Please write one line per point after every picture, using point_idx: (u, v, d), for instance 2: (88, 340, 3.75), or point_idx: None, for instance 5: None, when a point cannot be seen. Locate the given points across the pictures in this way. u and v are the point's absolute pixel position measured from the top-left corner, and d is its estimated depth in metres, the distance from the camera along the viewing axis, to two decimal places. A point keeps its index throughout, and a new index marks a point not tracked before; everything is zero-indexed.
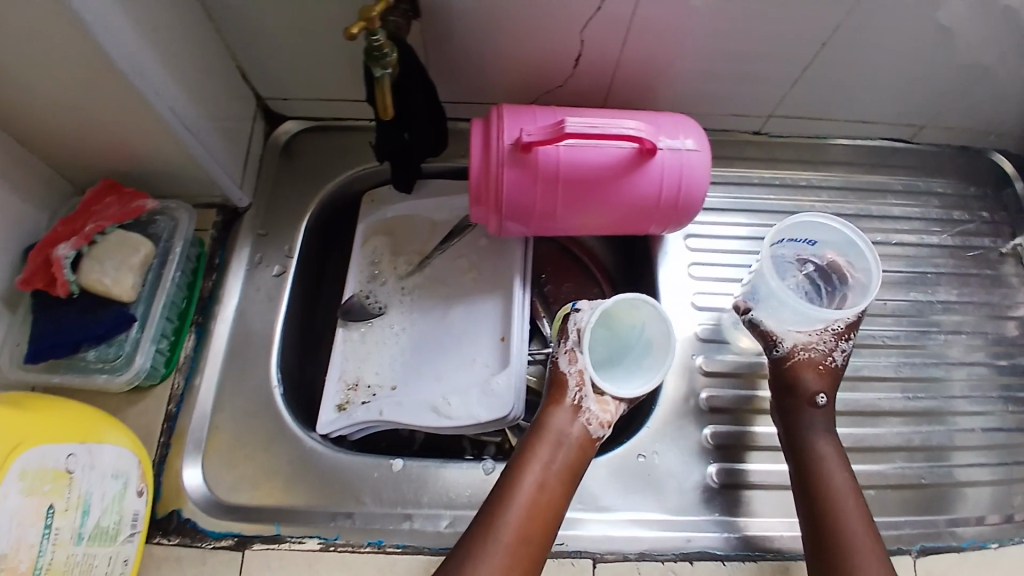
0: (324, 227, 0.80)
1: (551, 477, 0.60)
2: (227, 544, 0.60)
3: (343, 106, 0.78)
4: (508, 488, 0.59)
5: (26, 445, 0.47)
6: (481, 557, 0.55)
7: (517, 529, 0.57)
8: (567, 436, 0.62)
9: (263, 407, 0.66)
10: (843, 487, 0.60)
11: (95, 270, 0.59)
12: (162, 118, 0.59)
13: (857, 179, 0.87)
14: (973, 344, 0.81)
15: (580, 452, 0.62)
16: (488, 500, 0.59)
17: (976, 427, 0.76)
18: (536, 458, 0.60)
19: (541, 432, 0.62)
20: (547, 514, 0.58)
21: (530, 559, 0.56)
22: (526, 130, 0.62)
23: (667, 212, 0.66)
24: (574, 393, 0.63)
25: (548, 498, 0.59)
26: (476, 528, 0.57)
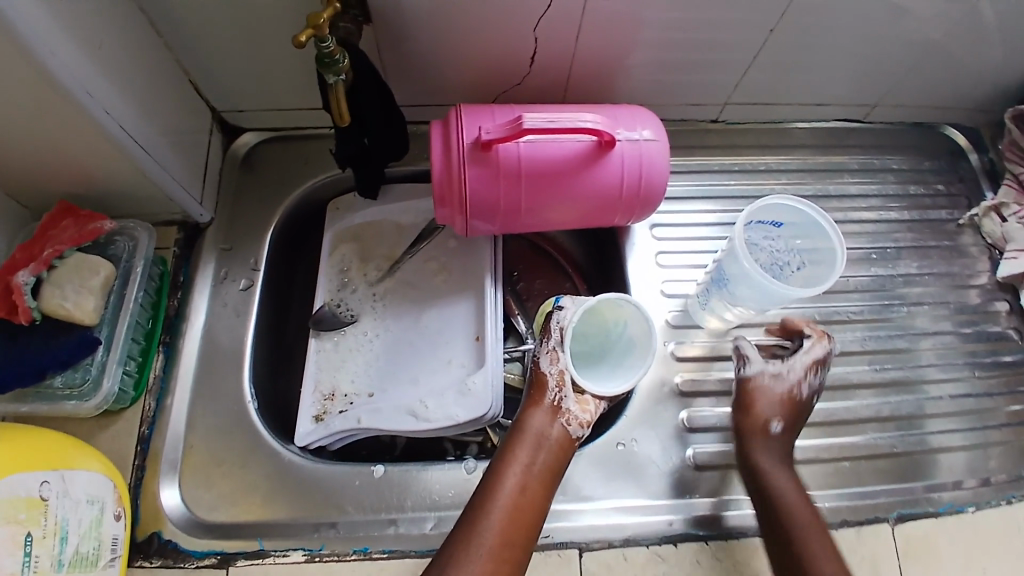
0: (290, 237, 0.80)
1: (532, 477, 0.60)
2: (211, 562, 0.59)
3: (301, 115, 0.78)
4: (489, 491, 0.59)
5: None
6: (464, 561, 0.54)
7: (500, 532, 0.56)
8: (547, 436, 0.62)
9: (239, 423, 0.66)
10: (808, 520, 0.59)
11: (55, 295, 0.58)
12: (116, 139, 0.58)
13: (814, 161, 0.90)
14: (937, 314, 0.84)
15: (560, 453, 0.62)
16: (469, 505, 0.59)
17: (945, 393, 0.79)
18: (517, 459, 0.60)
19: (521, 433, 0.62)
20: (529, 516, 0.58)
21: (512, 562, 0.56)
22: (485, 129, 0.62)
23: (630, 203, 0.67)
24: (554, 393, 0.64)
25: (530, 499, 0.59)
26: (458, 536, 0.56)
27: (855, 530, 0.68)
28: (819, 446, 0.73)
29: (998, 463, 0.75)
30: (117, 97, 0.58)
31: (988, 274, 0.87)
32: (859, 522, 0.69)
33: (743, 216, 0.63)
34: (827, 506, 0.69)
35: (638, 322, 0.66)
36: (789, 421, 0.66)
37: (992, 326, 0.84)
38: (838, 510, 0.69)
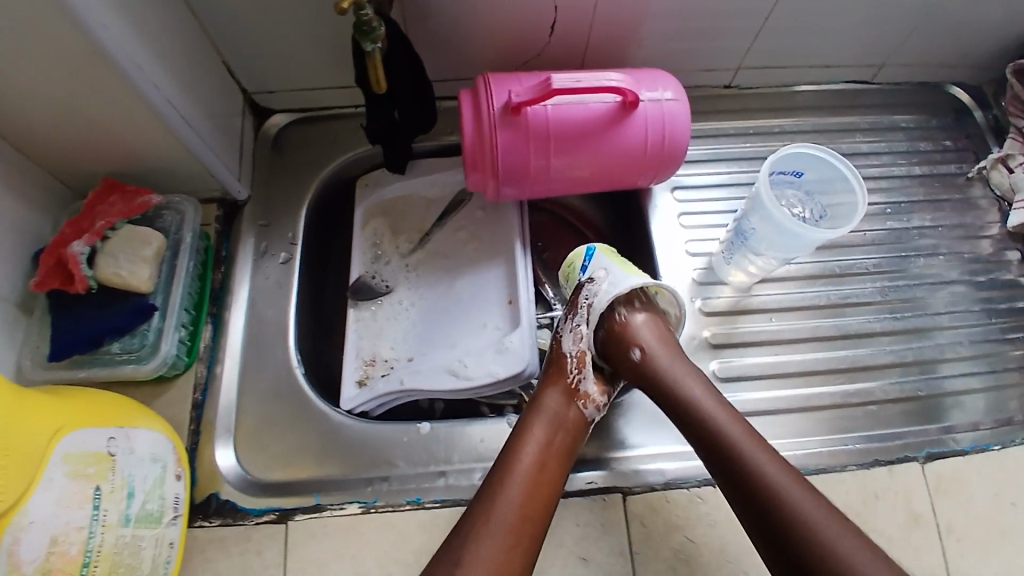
0: (323, 214, 0.82)
1: (550, 452, 0.61)
2: (270, 518, 0.61)
3: (328, 93, 0.80)
4: (507, 465, 0.59)
5: (64, 431, 0.49)
6: (483, 534, 0.55)
7: (517, 505, 0.57)
8: (563, 413, 0.64)
9: (287, 388, 0.68)
10: (763, 458, 0.57)
11: (110, 264, 0.61)
12: (163, 116, 0.60)
13: (826, 121, 0.92)
14: (951, 264, 0.85)
15: (576, 429, 0.63)
16: (486, 481, 0.59)
17: (962, 338, 0.80)
18: (534, 435, 0.61)
19: (538, 410, 0.64)
20: (547, 492, 0.59)
21: (530, 535, 0.56)
22: (515, 92, 0.65)
23: (654, 162, 0.70)
24: (573, 373, 0.66)
25: (548, 476, 0.60)
26: (478, 510, 0.57)
27: (886, 468, 0.70)
28: (845, 391, 0.75)
29: (1017, 402, 0.77)
30: (160, 73, 0.60)
31: (1000, 225, 0.89)
32: (889, 461, 0.71)
33: (769, 161, 0.64)
34: (856, 449, 0.72)
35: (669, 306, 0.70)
36: (692, 370, 0.64)
37: (1005, 274, 0.85)
38: (868, 450, 0.72)
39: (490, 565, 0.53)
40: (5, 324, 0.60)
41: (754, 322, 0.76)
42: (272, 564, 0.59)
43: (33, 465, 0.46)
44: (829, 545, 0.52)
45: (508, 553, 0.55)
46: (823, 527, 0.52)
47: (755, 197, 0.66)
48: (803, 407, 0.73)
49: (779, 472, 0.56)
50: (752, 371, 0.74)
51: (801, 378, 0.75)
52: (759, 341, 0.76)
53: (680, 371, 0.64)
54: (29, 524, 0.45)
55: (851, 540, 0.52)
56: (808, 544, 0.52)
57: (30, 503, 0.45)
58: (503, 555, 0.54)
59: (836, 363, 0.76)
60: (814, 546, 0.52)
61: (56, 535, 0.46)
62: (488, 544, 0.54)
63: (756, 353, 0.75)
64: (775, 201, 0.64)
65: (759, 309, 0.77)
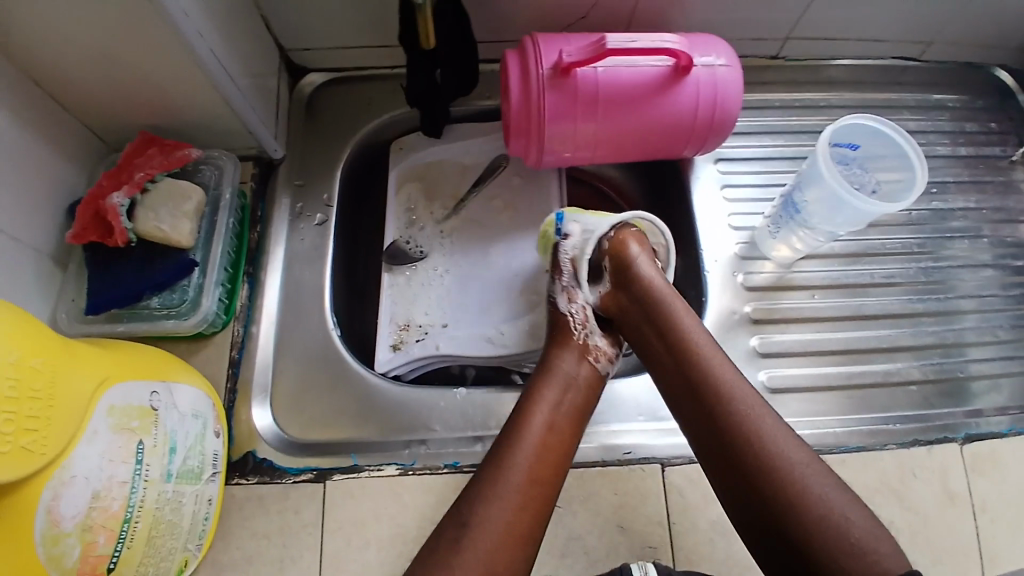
0: (358, 178, 0.81)
1: (560, 416, 0.60)
2: (307, 478, 0.61)
3: (365, 53, 0.78)
4: (517, 429, 0.58)
5: (108, 381, 0.46)
6: (493, 497, 0.54)
7: (529, 468, 0.56)
8: (573, 376, 0.63)
9: (323, 350, 0.68)
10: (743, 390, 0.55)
11: (151, 218, 0.60)
12: (202, 67, 0.58)
13: (872, 98, 0.90)
14: (979, 246, 0.83)
15: (585, 392, 0.63)
16: (495, 445, 0.58)
17: (989, 323, 0.78)
18: (545, 399, 0.60)
19: (547, 372, 0.63)
20: (556, 454, 0.58)
21: (541, 498, 0.55)
22: (566, 52, 0.63)
23: (704, 130, 0.68)
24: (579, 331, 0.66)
25: (556, 438, 0.58)
26: (486, 474, 0.55)
27: (925, 449, 0.68)
28: (887, 370, 0.74)
29: None
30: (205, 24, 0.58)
31: None
32: (930, 441, 0.69)
33: (830, 127, 0.63)
34: (897, 428, 0.71)
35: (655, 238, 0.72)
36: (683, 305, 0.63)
37: None
38: (908, 429, 0.71)
39: (500, 527, 0.52)
40: (42, 275, 0.59)
41: (795, 299, 0.75)
42: (309, 523, 0.59)
43: (79, 416, 0.42)
44: (797, 471, 0.50)
45: (517, 517, 0.53)
46: (794, 454, 0.51)
47: (812, 163, 0.64)
48: (845, 384, 0.72)
49: (757, 402, 0.54)
50: (792, 347, 0.73)
51: (843, 356, 0.73)
52: (798, 317, 0.74)
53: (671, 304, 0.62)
54: (71, 478, 0.41)
55: (818, 470, 0.51)
56: (777, 469, 0.50)
57: (75, 455, 0.42)
58: (513, 517, 0.53)
59: (882, 342, 0.75)
60: (782, 470, 0.50)
61: (98, 490, 0.43)
62: (500, 507, 0.53)
63: (796, 329, 0.74)
64: (832, 168, 0.62)
65: (801, 286, 0.76)
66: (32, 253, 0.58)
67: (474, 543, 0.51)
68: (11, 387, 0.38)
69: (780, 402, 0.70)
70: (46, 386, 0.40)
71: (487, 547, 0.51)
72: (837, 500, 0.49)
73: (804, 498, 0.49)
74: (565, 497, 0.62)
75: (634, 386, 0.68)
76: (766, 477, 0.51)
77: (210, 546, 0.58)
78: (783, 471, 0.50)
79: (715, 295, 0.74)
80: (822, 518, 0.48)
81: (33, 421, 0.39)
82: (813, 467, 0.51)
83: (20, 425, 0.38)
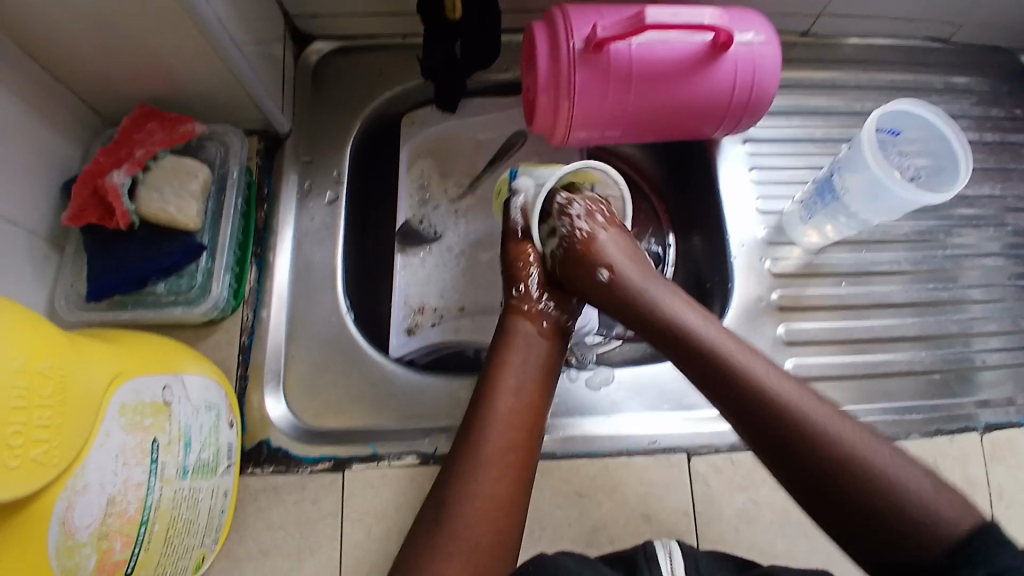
0: (370, 153, 0.77)
1: (528, 380, 0.58)
2: (325, 467, 0.59)
3: (377, 20, 0.73)
4: (484, 400, 0.57)
5: (118, 380, 0.43)
6: (470, 470, 0.53)
7: (502, 435, 0.55)
8: (537, 339, 0.61)
9: (337, 335, 0.65)
10: (756, 365, 0.51)
11: (154, 199, 0.57)
12: (207, 33, 0.53)
13: (898, 78, 0.84)
14: (987, 235, 0.79)
15: (550, 352, 0.61)
16: (465, 418, 0.57)
17: (993, 314, 0.75)
18: (510, 365, 0.59)
19: (507, 339, 0.61)
20: (530, 419, 0.57)
21: (522, 465, 0.55)
22: (600, 25, 0.59)
23: (738, 111, 0.65)
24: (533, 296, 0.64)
25: (527, 404, 0.57)
26: (459, 450, 0.55)
27: (947, 438, 0.66)
28: (912, 359, 0.71)
29: None
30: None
31: None
32: (952, 431, 0.67)
33: (876, 113, 0.62)
34: (920, 417, 0.68)
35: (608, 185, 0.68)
36: (673, 290, 0.60)
37: None
38: (931, 418, 0.68)
39: (488, 501, 0.52)
40: (37, 259, 0.56)
41: (822, 286, 0.73)
42: (329, 514, 0.58)
43: (89, 420, 0.40)
44: (841, 441, 0.46)
45: (500, 487, 0.53)
46: (824, 419, 0.47)
47: (856, 147, 0.62)
48: (875, 372, 0.70)
49: (772, 375, 0.51)
50: (819, 336, 0.71)
51: (873, 344, 0.71)
52: (823, 305, 0.72)
53: (662, 292, 0.59)
54: (85, 487, 0.39)
55: (852, 429, 0.47)
56: (813, 442, 0.47)
57: (88, 462, 0.39)
58: (496, 487, 0.53)
59: (905, 331, 0.73)
60: (818, 443, 0.46)
61: (114, 494, 0.41)
62: (481, 478, 0.53)
63: (823, 316, 0.72)
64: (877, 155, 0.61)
65: (828, 272, 0.73)
66: (26, 236, 0.55)
67: (461, 521, 0.51)
68: (17, 397, 0.35)
69: None
70: (54, 391, 0.37)
71: (473, 522, 0.51)
72: (882, 454, 0.46)
73: (850, 466, 0.45)
74: (589, 488, 0.60)
75: (659, 370, 0.66)
76: (805, 454, 0.47)
77: (225, 538, 0.56)
78: (821, 442, 0.46)
79: (741, 281, 0.72)
80: (873, 477, 0.44)
81: (43, 431, 0.36)
82: (847, 426, 0.47)
83: (28, 436, 0.35)
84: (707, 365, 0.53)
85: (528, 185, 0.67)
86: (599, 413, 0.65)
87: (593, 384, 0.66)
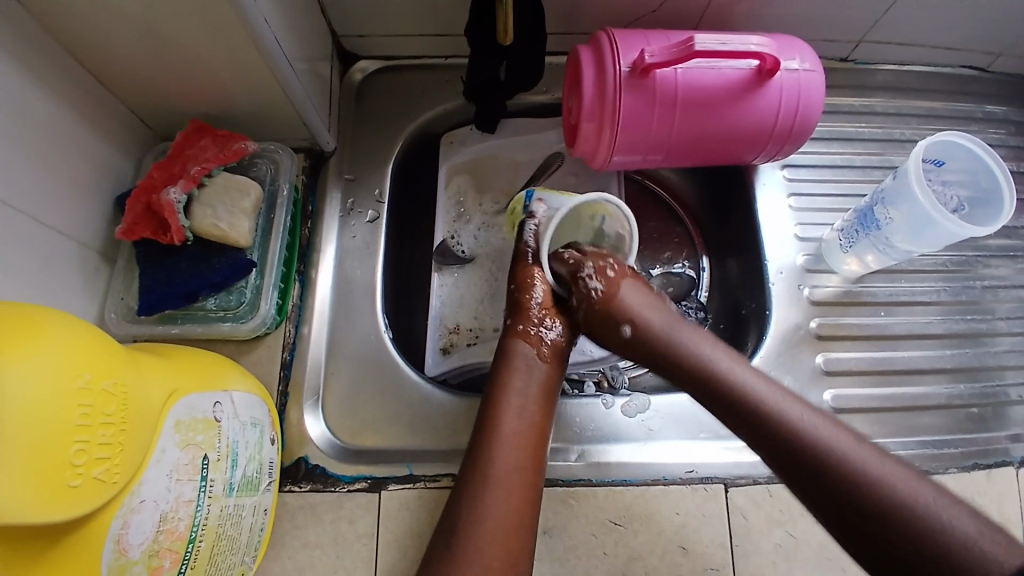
0: (409, 172, 0.78)
1: (531, 404, 0.57)
2: (362, 486, 0.59)
3: (420, 42, 0.74)
4: (488, 423, 0.56)
5: (173, 397, 0.43)
6: (476, 496, 0.52)
7: (509, 457, 0.54)
8: (538, 362, 0.60)
9: (376, 353, 0.65)
10: (792, 408, 0.50)
11: (208, 215, 0.58)
12: (263, 53, 0.54)
13: (938, 107, 0.83)
14: None
15: (552, 375, 0.60)
16: (470, 444, 0.56)
17: None
18: (512, 389, 0.57)
19: (507, 363, 0.59)
20: (534, 441, 0.56)
21: (530, 487, 0.53)
22: (647, 51, 0.60)
23: (782, 136, 0.65)
24: (534, 320, 0.61)
25: (531, 425, 0.56)
26: (464, 474, 0.53)
27: (984, 472, 0.65)
28: (950, 391, 0.70)
29: None
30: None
31: None
32: (989, 464, 0.66)
33: (923, 143, 0.62)
34: (956, 451, 0.67)
35: (616, 223, 0.66)
36: (698, 330, 0.59)
37: None
38: (968, 452, 0.67)
39: (499, 524, 0.51)
40: (89, 272, 0.57)
41: (860, 315, 0.73)
42: (365, 534, 0.58)
43: (147, 437, 0.40)
44: (852, 463, 0.46)
45: (513, 512, 0.51)
46: (840, 443, 0.47)
47: (901, 177, 0.63)
48: (913, 406, 0.69)
49: (809, 417, 0.49)
50: (856, 367, 0.70)
51: (909, 375, 0.70)
52: (860, 335, 0.72)
53: (689, 332, 0.58)
54: (141, 504, 0.39)
55: (894, 467, 0.46)
56: (858, 488, 0.45)
57: (144, 480, 0.40)
58: (502, 511, 0.51)
59: (941, 363, 0.71)
60: (862, 486, 0.45)
61: (166, 512, 0.41)
62: (491, 502, 0.51)
63: (861, 347, 0.71)
64: (925, 186, 0.61)
65: (868, 302, 0.73)
66: (77, 249, 0.56)
67: (472, 545, 0.49)
68: (83, 414, 0.35)
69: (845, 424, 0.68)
70: (118, 408, 0.37)
71: (482, 551, 0.49)
72: (930, 495, 0.44)
73: (899, 509, 0.43)
74: (625, 517, 0.60)
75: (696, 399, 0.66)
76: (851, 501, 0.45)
77: (262, 556, 0.56)
78: (867, 487, 0.45)
79: (780, 309, 0.72)
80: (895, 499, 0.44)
81: (105, 448, 0.36)
82: (890, 466, 0.46)
83: (92, 454, 0.35)
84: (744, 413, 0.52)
85: (542, 208, 0.67)
86: (634, 440, 0.64)
87: (628, 411, 0.65)
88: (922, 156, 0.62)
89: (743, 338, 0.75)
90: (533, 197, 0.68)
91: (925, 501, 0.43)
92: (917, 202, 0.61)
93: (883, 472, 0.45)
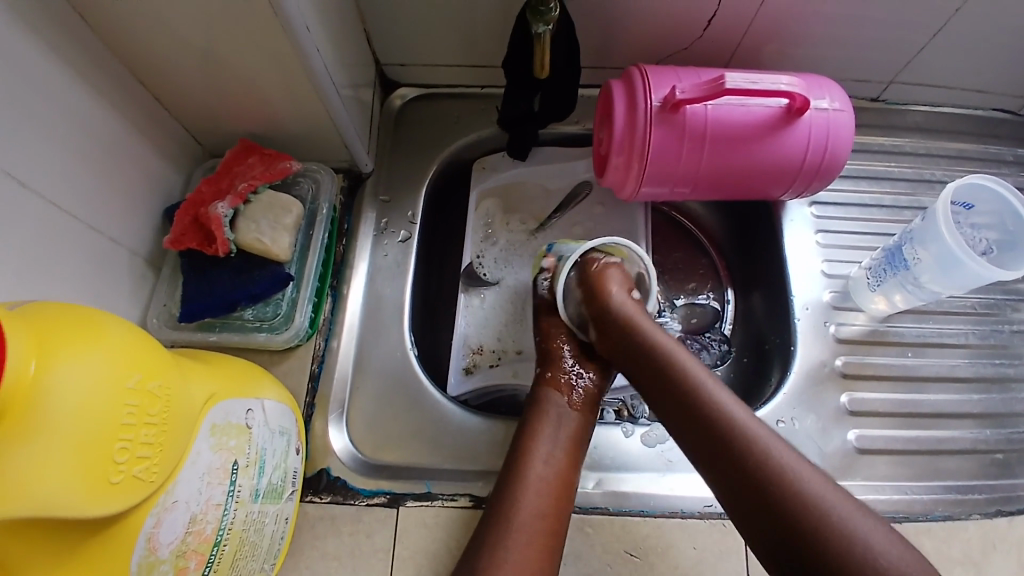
0: (442, 195, 0.81)
1: (559, 450, 0.58)
2: (381, 501, 0.61)
3: (458, 71, 0.77)
4: (517, 466, 0.57)
5: (211, 402, 0.45)
6: (499, 536, 0.52)
7: (534, 503, 0.54)
8: (568, 411, 0.62)
9: (400, 370, 0.67)
10: (714, 388, 0.53)
11: (253, 230, 0.61)
12: (311, 79, 0.57)
13: (968, 150, 0.83)
14: None
15: (582, 422, 0.61)
16: (499, 485, 0.57)
17: None
18: (542, 434, 0.59)
19: (538, 410, 0.61)
20: (561, 488, 0.56)
21: (553, 534, 0.53)
22: (678, 88, 0.62)
23: (810, 173, 0.66)
24: (563, 368, 0.64)
25: (559, 474, 0.57)
26: (488, 516, 0.54)
27: (1007, 520, 0.64)
28: (975, 436, 0.69)
29: None
30: (315, 23, 0.56)
31: None
32: (1012, 512, 0.65)
33: (951, 185, 0.62)
34: (981, 498, 0.66)
35: (634, 264, 0.69)
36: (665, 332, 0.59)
37: None
38: (992, 498, 0.66)
39: (519, 568, 0.50)
40: (135, 278, 0.60)
41: (887, 355, 0.72)
42: (382, 548, 0.59)
43: (185, 440, 0.42)
44: (786, 473, 0.46)
45: (535, 554, 0.51)
46: (777, 453, 0.47)
47: (930, 218, 0.63)
48: (937, 449, 0.68)
49: (749, 419, 0.50)
50: (882, 407, 0.69)
51: (935, 419, 0.69)
52: (885, 375, 0.71)
53: (640, 316, 0.61)
54: (173, 504, 0.41)
55: (825, 486, 0.45)
56: (768, 478, 0.46)
57: (179, 481, 0.41)
58: (525, 552, 0.51)
59: (968, 407, 0.70)
60: (777, 478, 0.46)
61: (196, 513, 0.43)
62: (513, 544, 0.51)
63: (885, 388, 0.70)
64: (953, 228, 0.61)
65: (895, 342, 0.72)
66: (127, 256, 0.59)
67: None
68: (129, 414, 0.37)
69: (867, 464, 0.67)
70: (162, 410, 0.39)
71: None
72: (843, 507, 0.44)
73: (804, 507, 0.44)
74: (642, 547, 0.60)
75: None
76: (750, 475, 0.47)
77: (281, 565, 0.57)
78: (777, 480, 0.46)
79: (804, 347, 0.72)
80: (817, 516, 0.43)
81: (147, 447, 0.38)
82: (810, 475, 0.46)
83: (134, 452, 0.37)
84: (687, 409, 0.52)
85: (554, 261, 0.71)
86: (653, 470, 0.64)
87: (648, 441, 0.65)
88: (951, 199, 0.63)
89: (767, 373, 0.74)
90: (552, 249, 0.72)
91: (852, 523, 0.43)
92: (945, 245, 0.62)
93: (787, 464, 0.47)
